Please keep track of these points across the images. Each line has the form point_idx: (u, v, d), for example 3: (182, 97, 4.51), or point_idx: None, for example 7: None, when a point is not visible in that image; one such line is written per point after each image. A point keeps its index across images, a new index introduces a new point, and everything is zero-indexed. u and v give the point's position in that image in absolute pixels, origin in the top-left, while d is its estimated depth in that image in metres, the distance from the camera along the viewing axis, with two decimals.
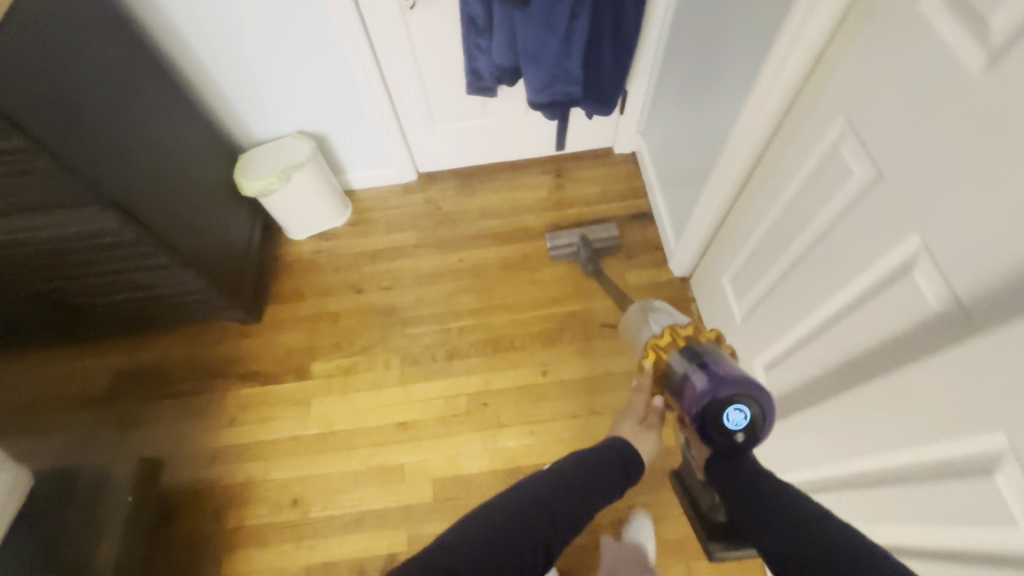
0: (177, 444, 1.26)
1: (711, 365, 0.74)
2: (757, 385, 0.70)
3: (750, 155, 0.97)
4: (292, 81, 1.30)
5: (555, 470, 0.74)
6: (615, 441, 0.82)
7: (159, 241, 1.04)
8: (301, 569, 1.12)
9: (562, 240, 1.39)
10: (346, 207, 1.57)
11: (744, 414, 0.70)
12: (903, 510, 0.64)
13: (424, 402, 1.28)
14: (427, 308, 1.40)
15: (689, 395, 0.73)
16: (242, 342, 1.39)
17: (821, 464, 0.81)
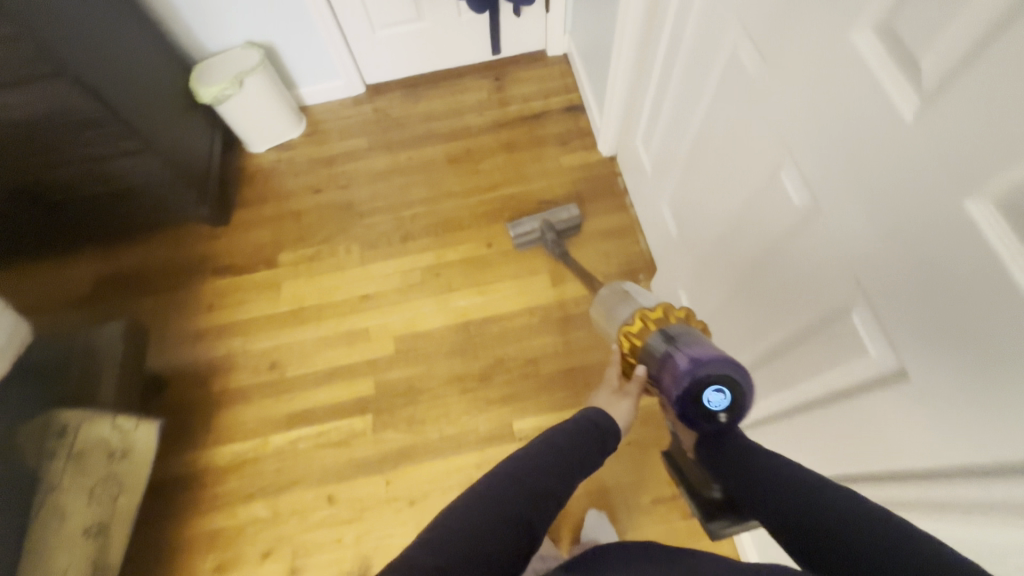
0: (160, 329, 1.39)
1: (686, 344, 0.65)
2: (737, 363, 0.61)
3: (637, 24, 1.10)
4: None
5: (530, 454, 0.70)
6: (591, 412, 0.78)
7: (126, 125, 1.16)
8: (281, 417, 1.27)
9: (525, 228, 1.36)
10: (300, 119, 1.68)
11: (726, 395, 0.61)
12: (748, 249, 0.83)
13: (383, 277, 1.42)
14: (382, 200, 1.53)
15: (669, 378, 0.64)
16: (213, 242, 1.51)
17: (705, 244, 1.00)
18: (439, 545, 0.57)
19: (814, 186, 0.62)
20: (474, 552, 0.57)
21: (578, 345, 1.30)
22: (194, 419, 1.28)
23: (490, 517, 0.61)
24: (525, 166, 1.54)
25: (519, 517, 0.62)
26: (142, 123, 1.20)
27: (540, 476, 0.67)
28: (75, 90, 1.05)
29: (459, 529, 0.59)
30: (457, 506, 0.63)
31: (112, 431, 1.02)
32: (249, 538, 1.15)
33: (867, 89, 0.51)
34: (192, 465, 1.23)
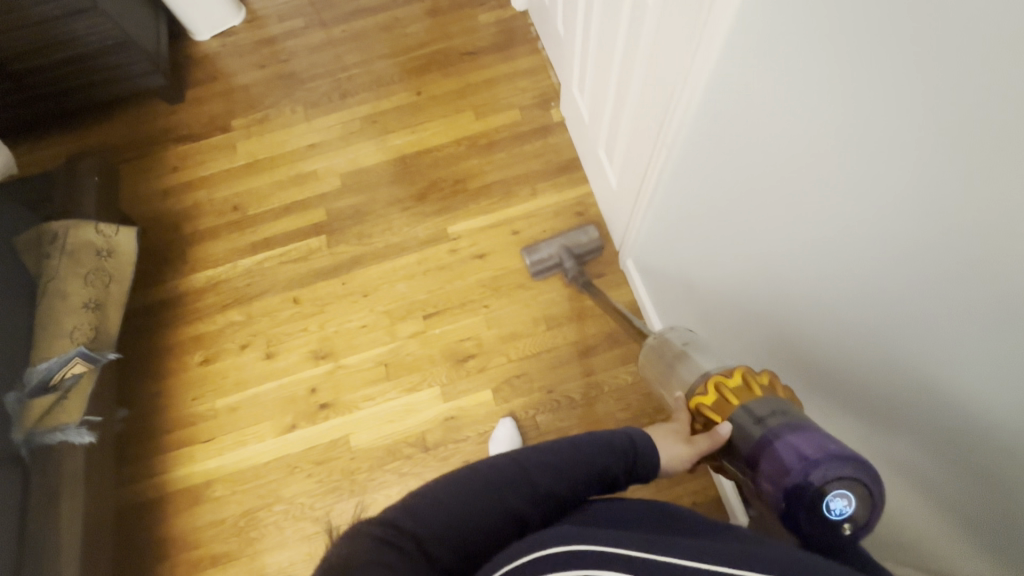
0: (131, 190, 1.56)
1: (795, 435, 0.63)
2: (866, 468, 0.58)
3: None
4: None
5: (543, 452, 0.69)
6: (634, 430, 0.75)
7: None
8: (247, 245, 1.46)
9: (542, 254, 1.30)
10: (240, 7, 1.82)
11: (849, 504, 0.58)
12: (644, 110, 0.93)
13: (326, 129, 1.59)
14: (320, 68, 1.70)
15: (774, 472, 0.63)
16: (170, 117, 1.67)
17: (599, 76, 1.10)
18: (421, 510, 0.60)
19: (805, 266, 0.70)
20: (454, 522, 0.59)
21: (509, 181, 1.47)
22: (170, 257, 1.46)
23: (476, 504, 0.61)
24: (447, 27, 1.71)
25: (512, 514, 0.62)
26: None
27: (546, 482, 0.65)
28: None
29: (445, 504, 0.61)
30: (447, 483, 0.64)
31: (97, 236, 1.21)
32: (228, 337, 1.35)
33: (882, 158, 0.53)
34: (172, 290, 1.42)
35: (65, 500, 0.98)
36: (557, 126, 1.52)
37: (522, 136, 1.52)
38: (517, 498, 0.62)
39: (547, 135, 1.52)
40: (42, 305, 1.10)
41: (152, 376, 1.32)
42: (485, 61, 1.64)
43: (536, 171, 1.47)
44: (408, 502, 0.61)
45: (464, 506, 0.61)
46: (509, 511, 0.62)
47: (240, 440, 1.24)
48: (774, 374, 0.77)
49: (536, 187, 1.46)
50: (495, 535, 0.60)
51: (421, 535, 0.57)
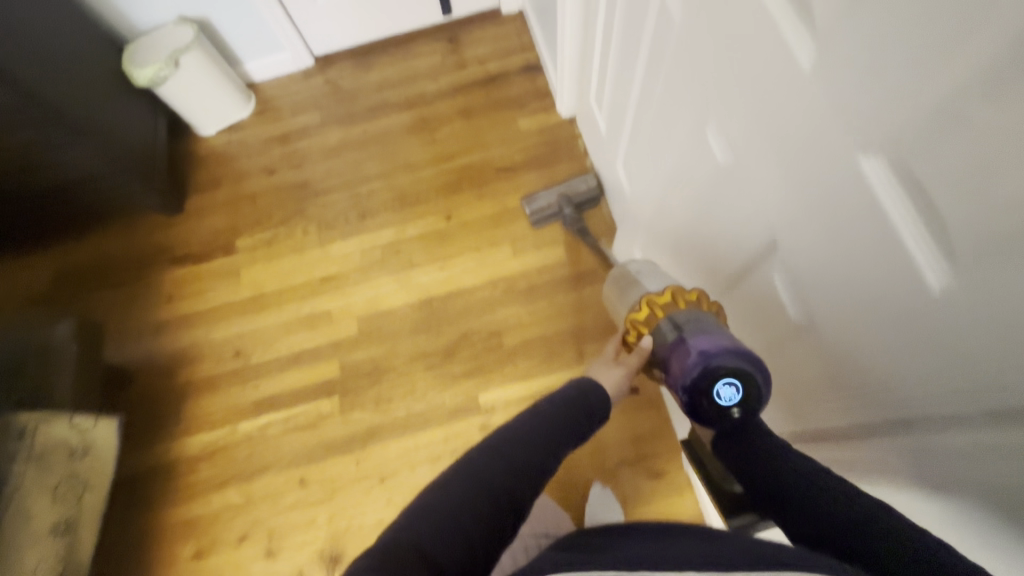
0: (121, 323, 1.38)
1: (700, 333, 0.67)
2: (752, 356, 0.62)
3: None
4: None
5: (515, 429, 0.75)
6: (581, 380, 0.87)
7: (46, 109, 1.17)
8: (249, 404, 1.27)
9: (541, 203, 1.33)
10: (248, 96, 1.61)
11: (738, 389, 0.62)
12: (697, 257, 0.84)
13: (342, 257, 1.40)
14: (337, 177, 1.50)
15: (677, 367, 0.66)
16: (168, 232, 1.48)
17: (652, 214, 1.01)
18: (427, 514, 0.61)
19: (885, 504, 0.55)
20: (457, 514, 0.61)
21: (552, 338, 1.26)
22: (161, 414, 1.28)
23: (471, 494, 0.64)
24: (482, 136, 1.50)
25: (506, 491, 0.66)
26: (67, 107, 1.21)
27: (526, 451, 0.72)
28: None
29: (447, 498, 0.63)
30: (443, 480, 0.66)
31: (71, 430, 1.04)
32: (223, 525, 1.17)
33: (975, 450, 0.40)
34: (163, 456, 1.24)
35: None
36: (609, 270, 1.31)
37: (567, 280, 1.32)
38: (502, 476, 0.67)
39: (597, 282, 1.31)
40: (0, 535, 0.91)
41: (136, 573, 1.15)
42: (524, 181, 1.43)
43: (585, 328, 1.27)
44: (414, 507, 0.63)
45: (461, 500, 0.63)
46: (504, 489, 0.66)
47: None
48: (702, 291, 0.78)
49: (583, 347, 1.25)
50: (494, 511, 0.64)
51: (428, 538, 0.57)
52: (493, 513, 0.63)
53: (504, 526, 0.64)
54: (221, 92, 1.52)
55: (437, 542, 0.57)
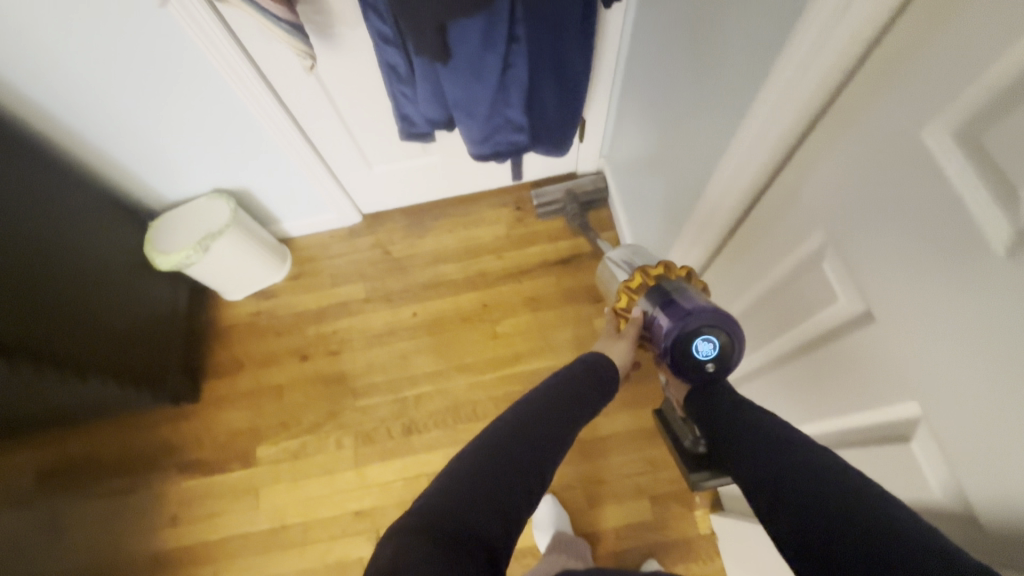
0: (112, 548, 1.16)
1: (682, 294, 0.69)
2: (728, 314, 0.64)
3: (710, 244, 0.87)
4: (200, 146, 1.15)
5: (524, 408, 0.69)
6: (588, 355, 0.79)
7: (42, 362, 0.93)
8: None
9: (549, 195, 1.40)
10: (285, 258, 1.41)
11: (713, 344, 0.65)
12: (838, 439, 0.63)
13: (381, 487, 1.18)
14: (380, 373, 1.29)
15: (658, 332, 0.68)
16: (179, 427, 1.27)
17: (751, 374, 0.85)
18: (450, 491, 0.56)
19: None
20: (482, 490, 0.57)
21: None
22: None
23: (491, 476, 0.59)
24: (553, 334, 1.30)
25: (525, 462, 0.62)
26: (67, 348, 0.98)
27: (542, 423, 0.67)
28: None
29: (468, 479, 0.58)
30: (460, 460, 0.62)
31: None
32: None
33: None
34: None
35: None
36: (702, 540, 1.09)
37: (654, 552, 1.08)
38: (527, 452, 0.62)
39: (690, 556, 1.08)
40: None
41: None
42: None
43: None
44: (436, 486, 0.58)
45: (484, 481, 0.58)
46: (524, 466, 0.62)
47: None
48: (671, 262, 0.77)
49: None
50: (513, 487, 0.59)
51: (468, 510, 0.55)
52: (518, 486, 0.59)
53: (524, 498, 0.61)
54: (256, 265, 1.32)
55: (471, 528, 0.54)
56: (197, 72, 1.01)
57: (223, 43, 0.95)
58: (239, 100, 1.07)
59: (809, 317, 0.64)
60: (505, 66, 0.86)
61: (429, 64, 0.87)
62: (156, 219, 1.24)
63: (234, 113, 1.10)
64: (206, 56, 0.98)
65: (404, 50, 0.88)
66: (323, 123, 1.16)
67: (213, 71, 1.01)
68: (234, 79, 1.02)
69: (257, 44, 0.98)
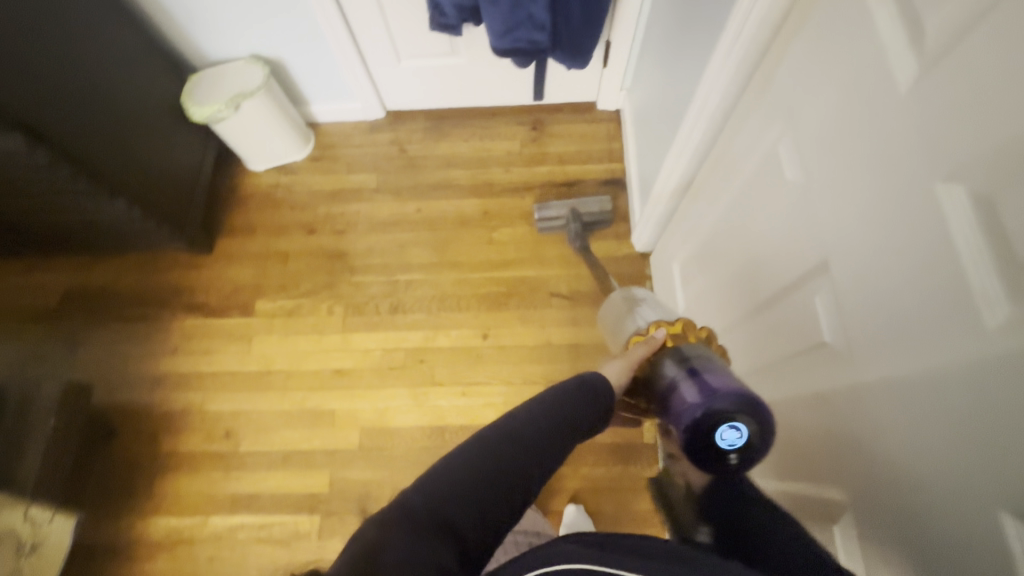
0: (117, 364, 1.29)
1: (713, 372, 0.62)
2: (758, 399, 0.56)
3: (693, 157, 0.91)
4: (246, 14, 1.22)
5: (524, 420, 0.66)
6: (590, 375, 0.73)
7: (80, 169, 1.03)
8: (227, 497, 1.17)
9: (551, 213, 1.33)
10: (308, 139, 1.49)
11: (740, 434, 0.57)
12: (760, 308, 0.72)
13: (362, 352, 1.28)
14: (378, 257, 1.37)
15: (676, 407, 0.61)
16: (191, 273, 1.38)
17: (708, 276, 0.93)
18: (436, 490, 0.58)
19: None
20: (463, 497, 0.58)
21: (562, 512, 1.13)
22: (130, 483, 1.19)
23: (478, 482, 0.60)
24: (545, 248, 1.36)
25: (512, 475, 0.61)
26: (106, 163, 1.08)
27: (539, 437, 0.65)
28: (27, 140, 0.94)
29: (454, 480, 0.59)
30: (451, 461, 0.62)
31: (24, 523, 0.93)
32: None
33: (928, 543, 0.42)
34: (122, 531, 1.15)
35: None
36: (644, 448, 1.17)
37: (597, 451, 1.17)
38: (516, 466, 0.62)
39: (630, 458, 1.16)
40: None
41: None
42: (575, 315, 1.29)
43: (604, 510, 1.12)
44: (425, 479, 0.59)
45: (467, 483, 0.59)
46: (510, 474, 0.62)
47: None
48: (695, 324, 0.76)
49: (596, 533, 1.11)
50: (494, 498, 0.60)
51: (448, 514, 0.57)
52: (500, 499, 0.60)
53: (505, 512, 0.61)
54: (281, 137, 1.40)
55: (448, 526, 0.56)
56: None
57: None
58: None
59: (760, 203, 0.71)
60: None
61: None
62: (196, 75, 1.32)
63: None
64: None
65: None
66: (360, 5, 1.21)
67: None
68: None
69: None
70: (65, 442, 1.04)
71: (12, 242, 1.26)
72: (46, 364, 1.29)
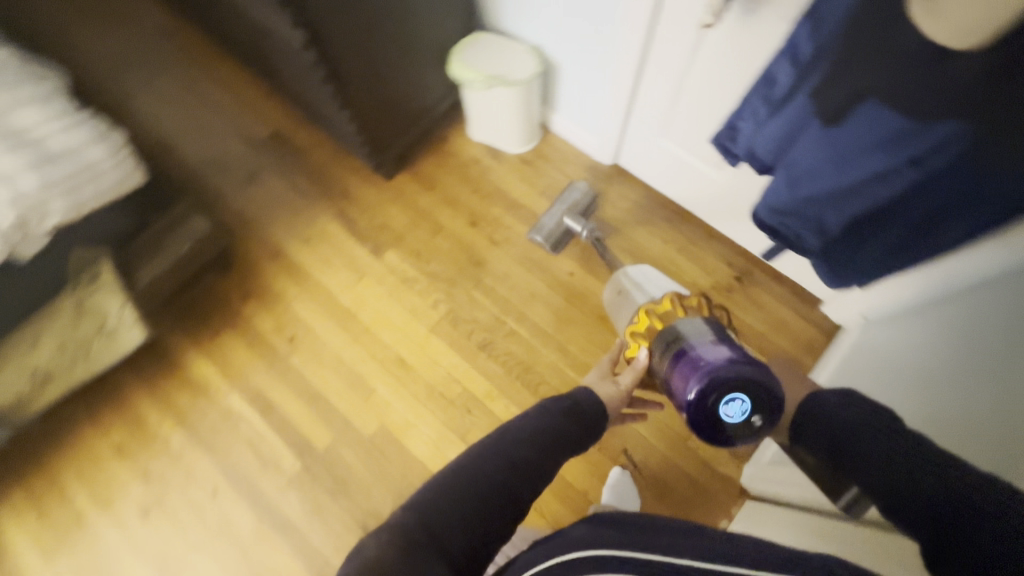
0: (264, 216, 1.40)
1: (705, 348, 0.68)
2: (758, 371, 0.62)
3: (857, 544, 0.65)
4: (555, 15, 1.13)
5: (506, 436, 0.64)
6: (576, 391, 0.72)
7: (334, 81, 1.06)
8: (255, 388, 1.25)
9: (547, 220, 1.30)
10: (532, 140, 1.43)
11: (745, 402, 0.62)
12: None
13: (430, 361, 1.26)
14: (507, 288, 1.31)
15: (679, 384, 0.67)
16: (361, 185, 1.43)
17: None
18: (427, 509, 0.56)
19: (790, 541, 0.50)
20: (449, 510, 0.56)
21: None
22: (206, 316, 1.31)
23: (462, 494, 0.57)
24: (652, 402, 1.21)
25: (496, 487, 0.59)
26: (357, 83, 1.11)
27: (529, 448, 0.63)
28: (304, 41, 0.96)
29: (442, 497, 0.57)
30: (435, 479, 0.59)
31: (115, 314, 1.08)
32: (149, 453, 1.21)
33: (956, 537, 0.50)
34: (175, 349, 1.29)
35: None
36: None
37: None
38: (500, 474, 0.59)
39: None
40: None
41: (72, 421, 1.24)
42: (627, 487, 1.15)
43: None
44: (409, 502, 0.57)
45: (451, 496, 0.57)
46: (499, 489, 0.59)
47: (54, 549, 1.15)
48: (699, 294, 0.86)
49: None
50: (478, 512, 0.56)
51: (435, 524, 0.54)
52: (487, 511, 0.57)
53: (494, 524, 0.57)
54: (510, 128, 1.35)
55: (434, 536, 0.54)
56: None
57: None
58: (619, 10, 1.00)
59: None
60: (878, 178, 0.71)
61: (809, 111, 0.74)
62: (480, 31, 1.28)
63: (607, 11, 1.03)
64: None
65: (813, 83, 0.71)
66: (662, 77, 1.06)
67: None
68: None
69: None
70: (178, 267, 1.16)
71: (262, 73, 1.38)
72: (222, 178, 1.44)
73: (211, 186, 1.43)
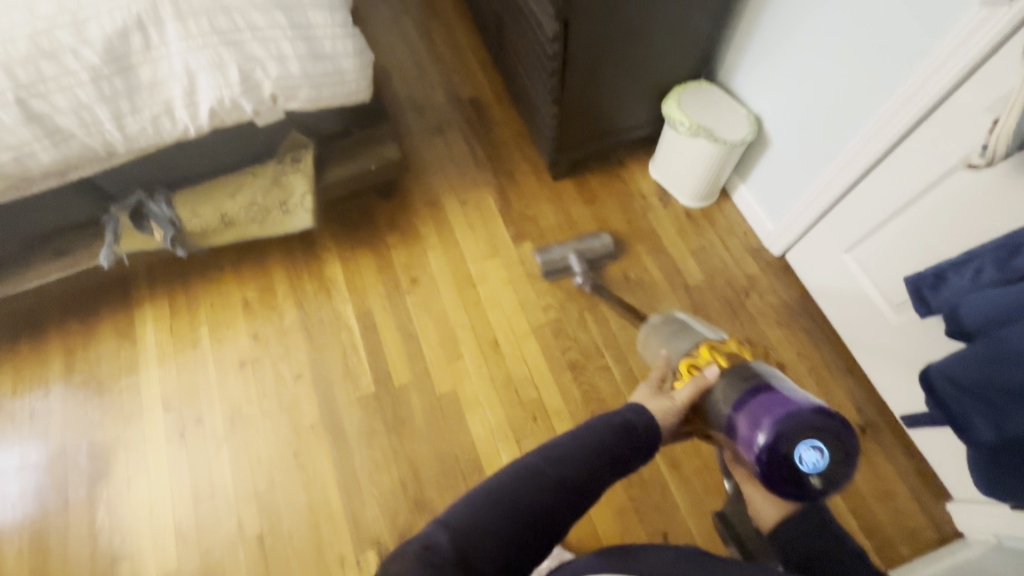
0: (437, 166, 1.52)
1: (773, 395, 0.67)
2: (830, 418, 0.60)
3: None
4: (793, 96, 1.10)
5: (552, 456, 0.60)
6: (626, 410, 0.66)
7: (559, 77, 1.12)
8: (367, 307, 1.37)
9: (552, 257, 1.31)
10: (705, 200, 1.40)
11: (820, 454, 0.59)
12: None
13: (520, 357, 1.29)
14: (619, 326, 1.31)
15: (749, 432, 0.64)
16: (530, 175, 1.50)
17: None
18: (467, 526, 0.53)
19: None
20: (488, 529, 0.53)
21: None
22: (355, 229, 1.46)
23: (502, 513, 0.54)
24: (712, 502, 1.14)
25: (534, 511, 0.56)
26: (577, 85, 1.16)
27: (573, 472, 0.59)
28: (557, 34, 1.03)
29: (480, 515, 0.53)
30: (475, 492, 0.56)
31: (298, 197, 1.24)
32: (265, 319, 1.37)
33: None
34: (321, 246, 1.44)
35: (51, 264, 1.20)
36: None
37: None
38: (540, 497, 0.56)
39: None
40: (213, 192, 1.22)
41: (224, 264, 1.44)
42: None
43: None
44: (448, 514, 0.54)
45: (490, 514, 0.54)
46: (538, 513, 0.56)
47: (168, 358, 1.35)
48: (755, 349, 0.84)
49: None
50: (517, 534, 0.54)
51: (472, 542, 0.51)
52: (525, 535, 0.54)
53: (530, 548, 0.55)
54: (690, 181, 1.33)
55: (469, 553, 0.51)
56: (885, 69, 0.89)
57: (954, 65, 0.79)
58: (869, 115, 0.95)
59: None
60: None
61: None
62: (707, 82, 1.28)
63: (853, 107, 0.97)
64: (921, 62, 0.83)
65: None
66: (880, 194, 0.98)
67: (892, 84, 0.89)
68: (906, 96, 0.87)
69: (965, 99, 0.79)
70: (359, 181, 1.31)
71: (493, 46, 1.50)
72: (419, 121, 1.58)
73: (408, 125, 1.58)
